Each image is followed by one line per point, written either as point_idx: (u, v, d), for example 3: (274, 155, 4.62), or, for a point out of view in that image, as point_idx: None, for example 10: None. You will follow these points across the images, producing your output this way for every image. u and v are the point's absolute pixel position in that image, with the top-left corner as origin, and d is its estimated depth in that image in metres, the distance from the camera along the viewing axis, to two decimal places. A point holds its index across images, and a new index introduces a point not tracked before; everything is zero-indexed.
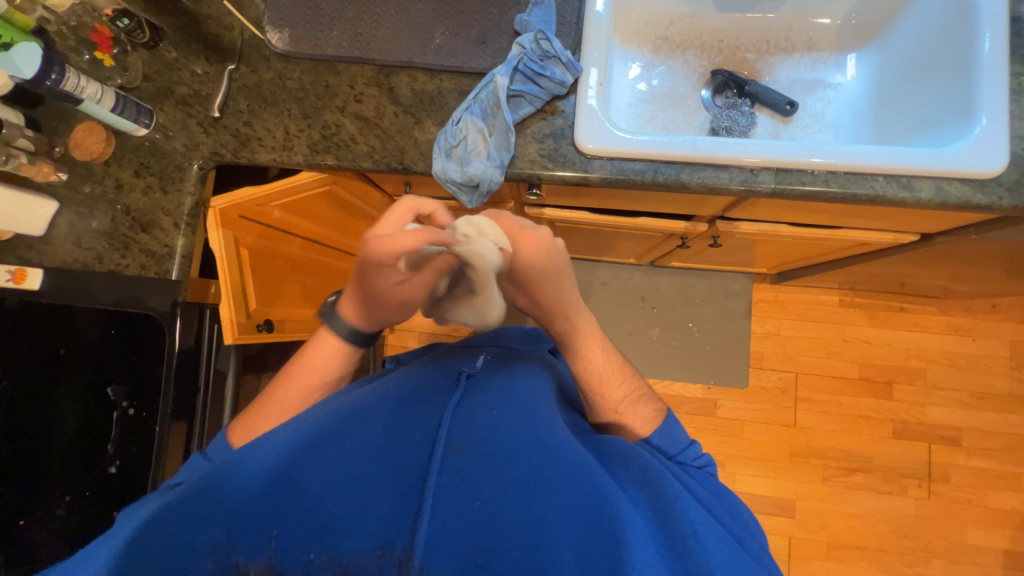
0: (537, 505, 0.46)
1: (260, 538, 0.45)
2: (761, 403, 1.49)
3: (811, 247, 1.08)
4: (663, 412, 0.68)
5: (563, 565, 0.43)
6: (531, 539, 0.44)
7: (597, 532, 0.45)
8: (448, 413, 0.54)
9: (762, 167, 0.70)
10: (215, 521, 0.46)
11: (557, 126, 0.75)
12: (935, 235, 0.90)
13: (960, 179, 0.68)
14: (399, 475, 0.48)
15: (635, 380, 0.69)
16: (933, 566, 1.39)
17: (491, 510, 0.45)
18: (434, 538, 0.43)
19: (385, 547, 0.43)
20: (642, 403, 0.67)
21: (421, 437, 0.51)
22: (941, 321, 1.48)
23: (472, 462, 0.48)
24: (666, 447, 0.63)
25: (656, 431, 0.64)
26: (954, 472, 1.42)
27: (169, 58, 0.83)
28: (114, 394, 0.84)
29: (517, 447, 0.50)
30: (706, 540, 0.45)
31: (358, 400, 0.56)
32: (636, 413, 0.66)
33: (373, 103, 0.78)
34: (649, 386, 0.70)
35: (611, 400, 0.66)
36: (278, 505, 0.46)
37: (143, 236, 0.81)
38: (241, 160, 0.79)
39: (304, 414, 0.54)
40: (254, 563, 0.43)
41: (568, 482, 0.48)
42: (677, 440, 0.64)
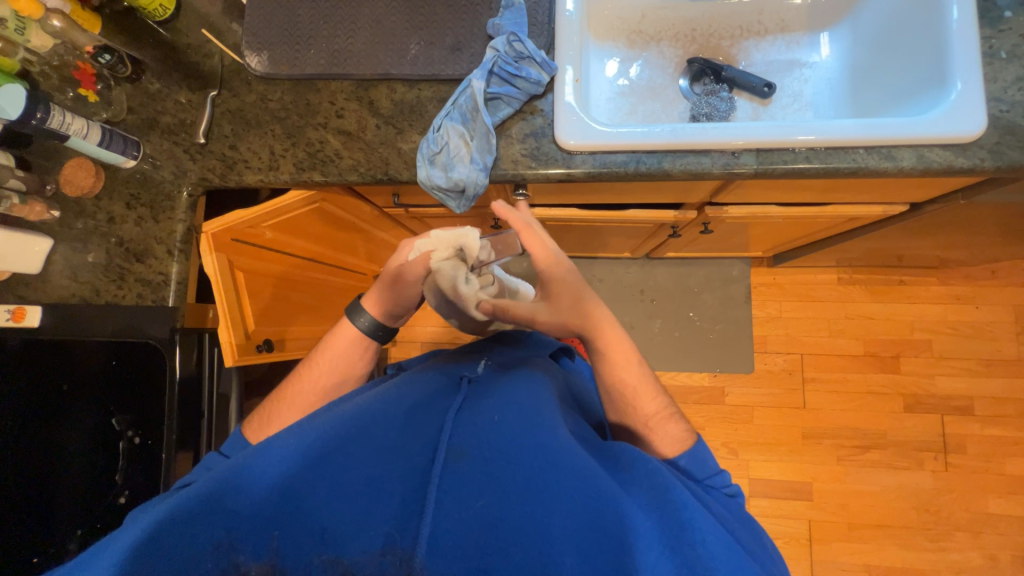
0: (540, 508, 0.46)
1: (261, 538, 0.46)
2: (767, 386, 1.48)
3: (803, 226, 1.08)
4: (694, 435, 0.64)
5: (563, 567, 0.44)
6: (532, 541, 0.45)
7: (599, 534, 0.45)
8: (450, 416, 0.54)
9: (742, 149, 0.71)
10: (218, 524, 0.47)
11: (537, 125, 0.76)
12: (924, 204, 0.90)
13: (941, 145, 0.69)
14: (401, 479, 0.48)
15: (666, 399, 0.67)
16: (957, 539, 1.37)
17: (492, 513, 0.46)
18: (434, 538, 0.45)
19: (386, 547, 0.45)
20: (673, 423, 0.65)
21: (423, 442, 0.52)
22: (943, 291, 1.47)
23: (472, 466, 0.49)
24: (694, 470, 0.60)
25: (685, 452, 0.61)
26: (969, 442, 1.41)
27: (152, 89, 0.84)
28: (119, 424, 0.85)
29: (518, 448, 0.50)
30: (711, 546, 0.45)
31: (360, 404, 0.56)
32: (667, 431, 0.64)
33: (355, 117, 0.79)
34: (679, 408, 0.68)
35: (643, 414, 0.66)
36: (281, 508, 0.47)
37: (138, 266, 0.82)
38: (229, 183, 0.80)
39: (308, 420, 0.55)
40: (255, 563, 0.46)
41: (572, 485, 0.47)
42: (705, 465, 0.60)
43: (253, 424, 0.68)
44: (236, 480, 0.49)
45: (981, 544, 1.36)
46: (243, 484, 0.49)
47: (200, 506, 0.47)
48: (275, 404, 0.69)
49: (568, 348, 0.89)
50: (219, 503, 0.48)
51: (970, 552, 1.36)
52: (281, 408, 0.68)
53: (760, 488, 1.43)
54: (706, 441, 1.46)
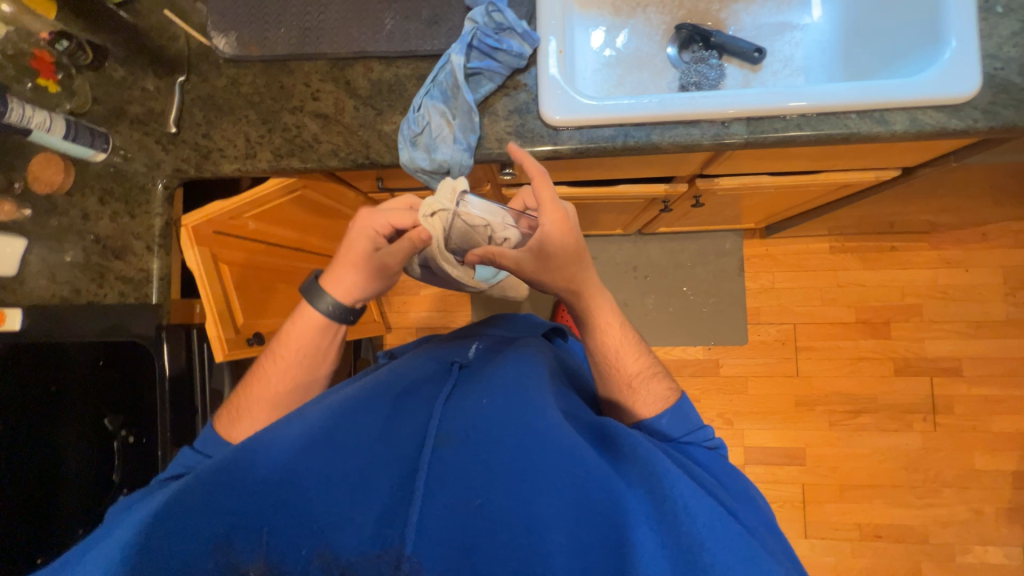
0: (527, 488, 0.47)
1: (255, 539, 0.46)
2: (761, 357, 1.50)
3: (794, 196, 1.07)
4: (677, 392, 0.66)
5: (553, 548, 0.44)
6: (521, 523, 0.45)
7: (585, 514, 0.46)
8: (438, 404, 0.55)
9: (733, 118, 0.69)
10: (207, 526, 0.46)
11: (521, 100, 0.73)
12: (915, 167, 0.89)
13: (935, 107, 0.67)
14: (390, 466, 0.49)
15: (648, 358, 0.69)
16: (944, 495, 1.42)
17: (481, 497, 0.46)
18: (424, 524, 0.45)
19: (383, 548, 0.44)
20: (656, 380, 0.67)
21: (411, 430, 0.52)
22: (934, 256, 1.48)
23: (460, 451, 0.49)
24: (675, 429, 0.61)
25: (670, 407, 0.63)
26: (957, 402, 1.44)
27: (117, 77, 0.80)
28: (112, 425, 0.83)
29: (506, 431, 0.50)
30: (695, 512, 0.45)
31: (347, 395, 0.56)
32: (649, 391, 0.65)
33: (331, 99, 0.76)
34: (662, 364, 0.70)
35: (624, 373, 0.66)
36: (270, 502, 0.47)
37: (117, 263, 0.79)
38: (205, 174, 0.78)
39: (297, 411, 0.55)
40: (253, 563, 0.45)
41: (559, 466, 0.47)
42: (688, 422, 0.62)
43: (223, 419, 0.66)
44: (228, 474, 0.48)
45: (968, 499, 1.41)
46: (228, 479, 0.47)
47: (188, 498, 0.46)
48: (244, 400, 0.66)
49: (561, 328, 0.89)
50: (207, 500, 0.46)
51: (957, 507, 1.41)
52: (251, 400, 0.66)
53: (755, 455, 1.47)
54: (702, 412, 1.49)
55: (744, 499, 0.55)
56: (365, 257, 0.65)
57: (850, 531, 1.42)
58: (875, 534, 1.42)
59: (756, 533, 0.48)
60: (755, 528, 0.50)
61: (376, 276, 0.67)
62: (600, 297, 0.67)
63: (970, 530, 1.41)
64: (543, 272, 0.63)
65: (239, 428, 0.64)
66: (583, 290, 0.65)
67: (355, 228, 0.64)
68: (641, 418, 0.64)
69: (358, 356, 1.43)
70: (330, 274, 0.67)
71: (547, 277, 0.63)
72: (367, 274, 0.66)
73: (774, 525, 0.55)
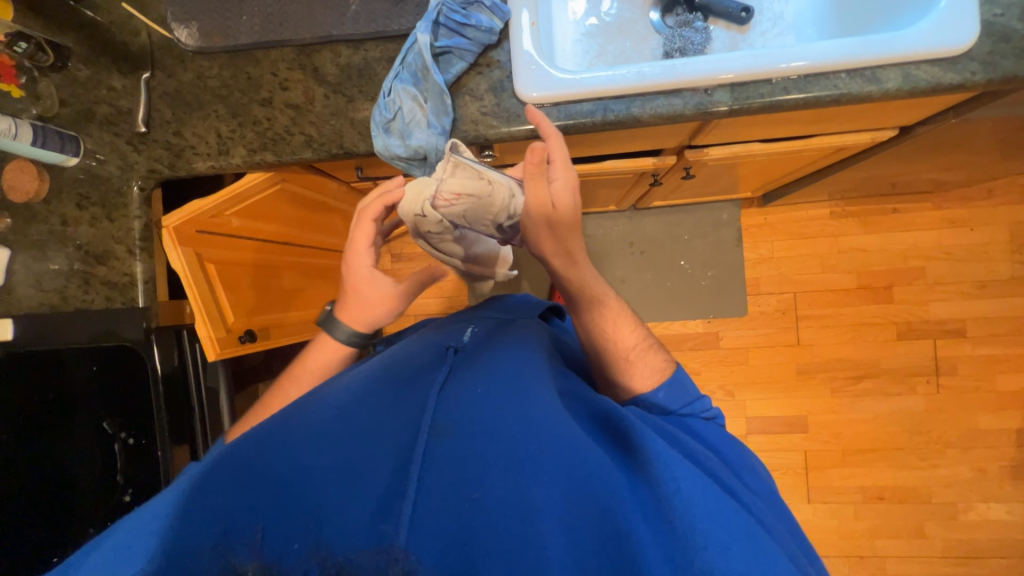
0: (523, 480, 0.46)
1: (250, 539, 0.44)
2: (761, 327, 1.49)
3: (789, 162, 1.04)
4: (672, 363, 0.66)
5: (550, 538, 0.43)
6: (516, 513, 0.45)
7: (582, 504, 0.46)
8: (434, 392, 0.54)
9: (715, 86, 0.66)
10: (201, 528, 0.44)
11: (495, 78, 0.70)
12: (914, 126, 0.85)
13: (929, 61, 0.63)
14: (386, 457, 0.49)
15: (644, 331, 0.67)
16: (947, 456, 1.42)
17: (476, 489, 0.46)
18: (417, 518, 0.44)
19: (381, 545, 0.43)
20: (653, 353, 0.66)
21: (408, 421, 0.52)
22: (938, 216, 1.44)
23: (455, 442, 0.49)
24: (671, 402, 0.62)
25: (665, 381, 0.63)
26: (961, 363, 1.43)
27: (82, 77, 0.78)
28: (111, 427, 0.83)
29: (503, 420, 0.50)
30: (690, 495, 0.46)
31: (347, 388, 0.56)
32: (646, 362, 0.65)
33: (300, 88, 0.73)
34: (658, 340, 0.69)
35: (623, 347, 0.65)
36: (265, 500, 0.46)
37: (100, 268, 0.79)
38: (179, 173, 0.76)
39: (295, 404, 0.54)
40: (251, 562, 0.43)
41: (554, 454, 0.47)
42: (686, 394, 0.62)
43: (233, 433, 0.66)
44: (225, 470, 0.48)
45: (971, 458, 1.42)
46: (225, 476, 0.47)
47: (187, 494, 0.46)
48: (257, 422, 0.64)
49: (556, 308, 0.88)
50: (203, 496, 0.46)
51: (960, 467, 1.42)
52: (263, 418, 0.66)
53: (757, 425, 1.47)
54: (703, 385, 1.49)
55: (744, 471, 0.57)
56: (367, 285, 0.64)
57: (853, 495, 1.44)
58: (878, 496, 1.43)
59: (754, 509, 0.50)
60: (754, 504, 0.51)
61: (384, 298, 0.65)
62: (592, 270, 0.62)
63: (973, 488, 1.42)
64: (537, 225, 0.55)
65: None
66: (579, 259, 0.60)
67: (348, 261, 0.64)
68: (634, 393, 0.64)
69: None
70: (344, 309, 0.66)
71: (542, 237, 0.56)
72: (375, 300, 0.65)
73: (775, 497, 0.56)
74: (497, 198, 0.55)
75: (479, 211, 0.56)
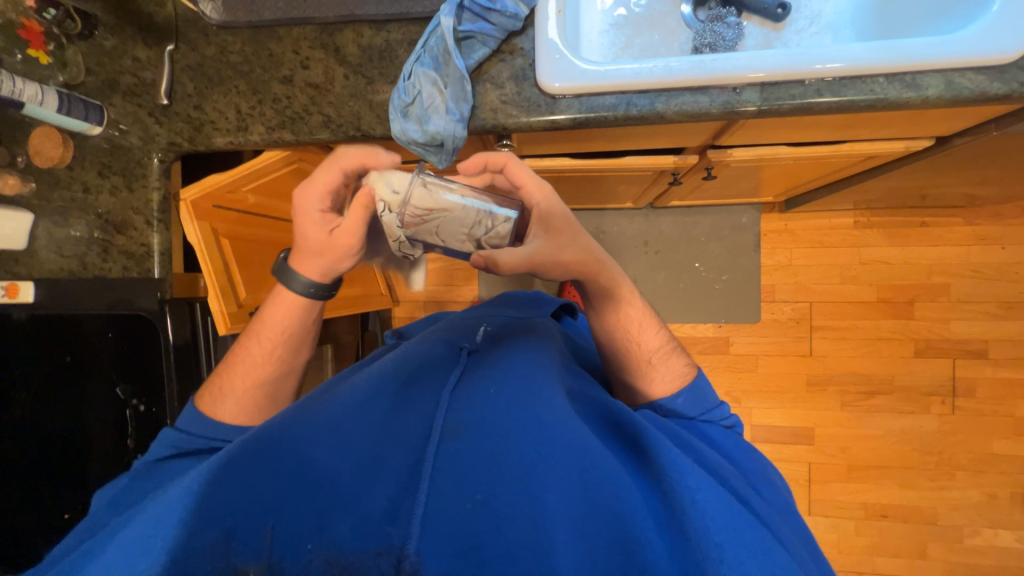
0: (533, 485, 0.47)
1: (257, 535, 0.46)
2: (774, 335, 1.46)
3: (815, 168, 1.00)
4: (694, 367, 0.66)
5: (559, 545, 0.44)
6: (525, 518, 0.46)
7: (591, 511, 0.46)
8: (446, 392, 0.56)
9: (745, 84, 0.64)
10: (215, 522, 0.45)
11: (517, 66, 0.69)
12: (952, 137, 0.82)
13: (975, 69, 0.60)
14: (398, 456, 0.51)
15: (666, 333, 0.67)
16: (957, 478, 1.39)
17: (485, 494, 0.47)
18: (428, 522, 0.46)
19: (383, 546, 0.45)
20: (674, 357, 0.66)
21: (420, 420, 0.54)
22: (968, 232, 1.38)
23: (466, 444, 0.51)
24: (691, 408, 0.62)
25: (686, 386, 0.63)
26: (980, 385, 1.39)
27: (109, 47, 0.78)
28: (123, 393, 0.85)
29: (514, 425, 0.52)
30: (705, 506, 0.45)
31: (359, 384, 0.57)
32: (668, 366, 0.65)
33: (321, 67, 0.73)
34: (680, 343, 0.69)
35: (646, 350, 0.65)
36: (278, 496, 0.47)
37: (119, 237, 0.81)
38: (199, 148, 0.77)
39: (308, 402, 0.55)
40: (253, 564, 0.45)
41: (565, 460, 0.48)
42: (705, 401, 0.62)
43: (206, 398, 0.67)
44: (239, 459, 0.49)
45: (982, 483, 1.38)
46: (240, 468, 0.48)
47: (197, 487, 0.47)
48: (229, 380, 0.68)
49: (570, 307, 0.88)
50: (218, 489, 0.47)
51: (970, 490, 1.39)
52: (236, 385, 0.67)
53: (762, 433, 1.45)
54: None
55: (756, 479, 0.56)
56: (313, 233, 0.60)
57: (856, 510, 1.42)
58: (881, 514, 1.41)
59: (770, 523, 0.48)
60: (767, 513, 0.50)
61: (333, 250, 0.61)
62: (613, 269, 0.63)
63: (981, 513, 1.38)
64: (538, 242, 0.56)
65: (224, 408, 0.66)
66: (601, 258, 0.60)
67: (297, 207, 0.58)
68: (654, 397, 0.64)
69: (364, 329, 1.45)
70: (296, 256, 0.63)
71: (548, 253, 0.56)
72: (323, 251, 0.61)
73: (790, 506, 0.55)
74: (473, 213, 0.55)
75: (454, 224, 0.55)
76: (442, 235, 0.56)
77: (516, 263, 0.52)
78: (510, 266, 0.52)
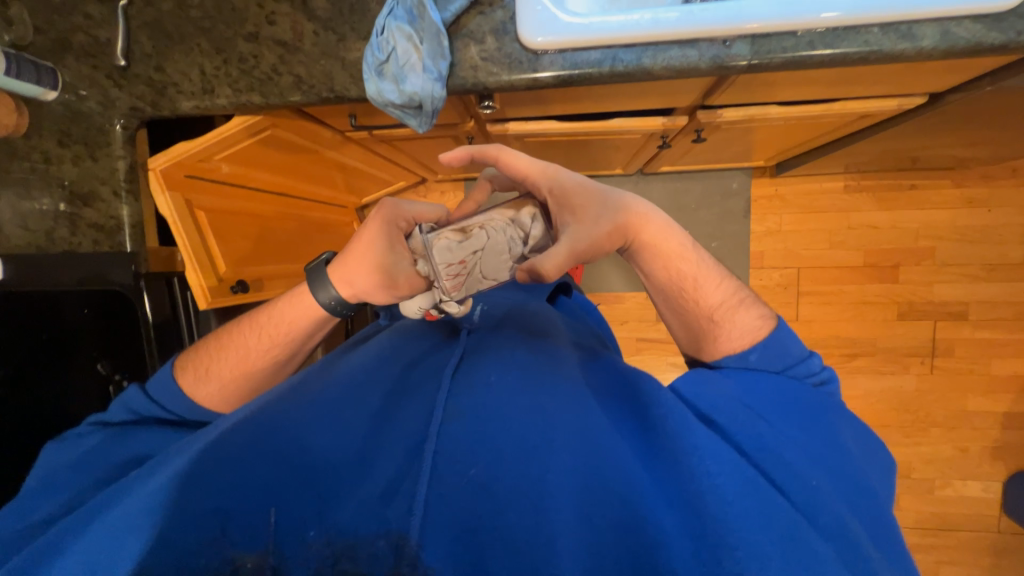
0: (538, 465, 0.47)
1: (257, 524, 0.44)
2: (761, 301, 1.47)
3: (806, 129, 0.98)
4: (771, 319, 0.61)
5: (563, 527, 0.43)
6: (531, 499, 0.45)
7: (600, 494, 0.46)
8: (446, 377, 0.57)
9: (736, 37, 0.60)
10: (205, 514, 0.44)
11: (498, 19, 0.65)
12: (946, 92, 0.80)
13: (972, 18, 0.58)
14: (398, 441, 0.50)
15: (733, 283, 0.62)
16: (931, 434, 1.45)
17: (488, 475, 0.46)
18: (430, 506, 0.44)
19: (383, 529, 0.43)
20: (745, 308, 0.61)
21: (420, 407, 0.54)
22: (956, 195, 1.38)
23: (467, 425, 0.50)
24: (774, 361, 0.58)
25: (761, 342, 0.59)
26: (958, 346, 1.42)
27: (56, 1, 0.71)
28: (105, 368, 0.83)
29: (518, 407, 0.52)
30: (724, 491, 0.44)
31: (360, 374, 0.59)
32: (736, 320, 0.60)
33: (288, 23, 0.67)
34: (751, 291, 0.63)
35: (707, 306, 0.59)
36: (275, 482, 0.46)
37: (86, 210, 0.77)
38: (163, 113, 0.73)
39: (310, 387, 0.57)
40: (251, 555, 0.42)
41: (570, 442, 0.49)
42: (789, 355, 0.58)
43: (187, 376, 0.65)
44: (238, 448, 0.48)
45: (954, 438, 1.44)
46: (237, 454, 0.48)
47: (193, 474, 0.46)
48: (216, 363, 0.66)
49: (565, 285, 0.89)
50: (216, 473, 0.46)
51: (942, 445, 1.45)
52: (221, 368, 0.65)
53: None
54: None
55: (822, 436, 0.50)
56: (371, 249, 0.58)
57: None
58: None
59: (817, 518, 0.44)
60: (808, 483, 0.46)
61: (373, 276, 0.59)
62: (659, 219, 0.57)
63: (951, 466, 1.45)
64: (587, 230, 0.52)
65: (206, 389, 0.65)
66: (637, 212, 0.57)
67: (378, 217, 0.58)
68: (724, 352, 0.60)
69: None
70: (339, 266, 0.61)
71: (583, 233, 0.52)
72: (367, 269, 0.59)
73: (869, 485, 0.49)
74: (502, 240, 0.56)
75: (492, 259, 0.56)
76: (486, 273, 0.58)
77: (559, 264, 0.50)
78: (555, 270, 0.50)
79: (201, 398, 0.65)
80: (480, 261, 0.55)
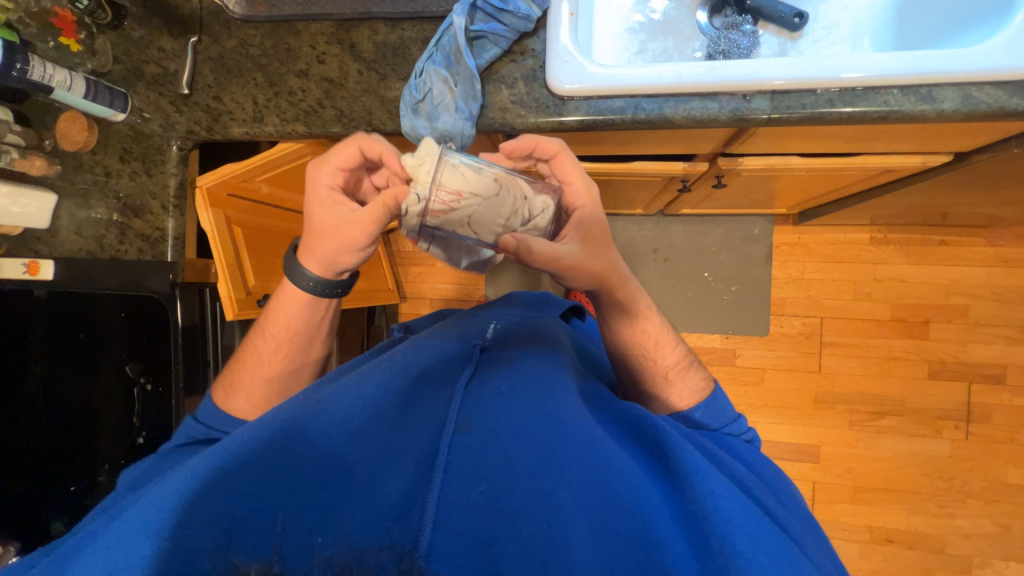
0: (548, 482, 0.48)
1: (262, 535, 0.46)
2: (782, 349, 1.43)
3: (828, 180, 0.99)
4: (711, 382, 0.68)
5: (574, 544, 0.45)
6: (543, 515, 0.47)
7: (608, 513, 0.47)
8: (460, 388, 0.58)
9: (756, 92, 0.63)
10: (207, 524, 0.45)
11: (527, 67, 0.70)
12: (971, 152, 0.80)
13: (992, 84, 0.59)
14: (413, 450, 0.53)
15: (683, 348, 0.69)
16: (968, 507, 1.35)
17: (496, 490, 0.48)
18: (440, 516, 0.47)
19: (386, 542, 0.46)
20: (692, 371, 0.68)
21: (434, 416, 0.56)
22: (989, 253, 1.35)
23: (478, 437, 0.53)
24: (710, 420, 0.62)
25: (703, 401, 0.64)
26: (996, 412, 1.35)
27: (136, 37, 0.80)
28: (131, 371, 0.86)
29: (528, 420, 0.53)
30: (728, 512, 0.46)
31: (367, 377, 0.58)
32: (685, 382, 0.66)
33: (336, 62, 0.74)
34: (695, 356, 0.71)
35: (662, 365, 0.67)
36: (288, 488, 0.48)
37: (136, 221, 0.84)
38: (216, 136, 0.79)
39: (323, 389, 0.58)
40: (255, 563, 0.44)
41: (580, 458, 0.50)
42: (723, 415, 0.63)
43: (219, 392, 0.70)
44: (245, 453, 0.49)
45: (994, 513, 1.34)
46: (249, 456, 0.49)
47: (205, 473, 0.47)
48: (238, 374, 0.70)
49: (578, 308, 0.88)
50: (226, 477, 0.47)
51: (981, 519, 1.34)
52: (244, 378, 0.69)
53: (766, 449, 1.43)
54: None
55: (775, 482, 0.56)
56: (322, 215, 0.60)
57: (860, 533, 1.38)
58: (887, 538, 1.37)
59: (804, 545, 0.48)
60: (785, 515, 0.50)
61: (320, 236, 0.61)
62: (633, 284, 0.65)
63: (993, 544, 1.34)
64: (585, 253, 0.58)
65: (236, 403, 0.69)
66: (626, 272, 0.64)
67: (308, 189, 0.60)
68: (671, 409, 0.66)
69: (371, 323, 1.52)
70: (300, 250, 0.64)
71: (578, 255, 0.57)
72: (330, 236, 0.60)
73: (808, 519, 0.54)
74: (509, 200, 0.56)
75: (490, 212, 0.56)
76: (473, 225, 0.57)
77: (542, 257, 0.54)
78: (537, 257, 0.54)
79: (235, 411, 0.68)
80: (473, 203, 0.55)
